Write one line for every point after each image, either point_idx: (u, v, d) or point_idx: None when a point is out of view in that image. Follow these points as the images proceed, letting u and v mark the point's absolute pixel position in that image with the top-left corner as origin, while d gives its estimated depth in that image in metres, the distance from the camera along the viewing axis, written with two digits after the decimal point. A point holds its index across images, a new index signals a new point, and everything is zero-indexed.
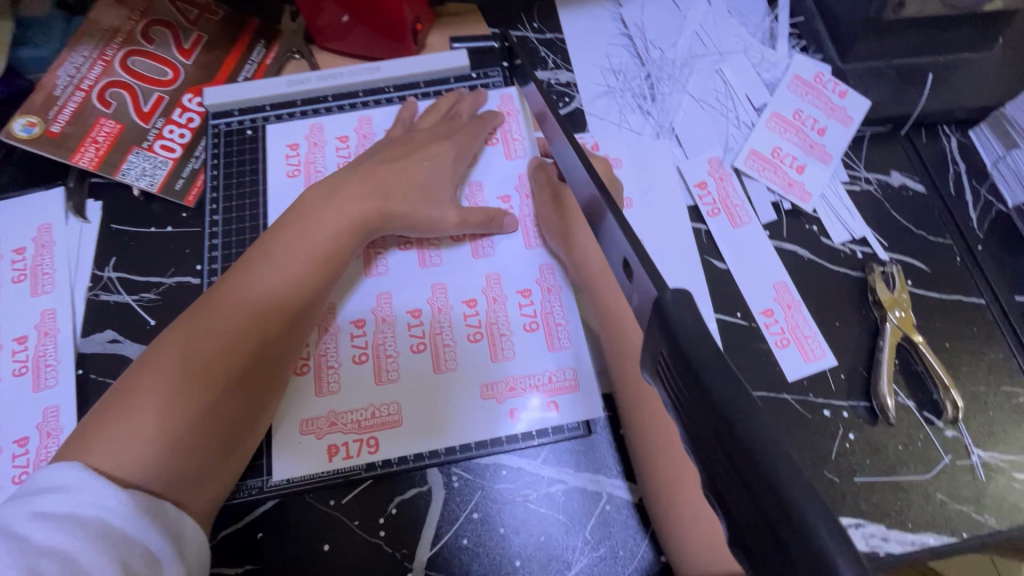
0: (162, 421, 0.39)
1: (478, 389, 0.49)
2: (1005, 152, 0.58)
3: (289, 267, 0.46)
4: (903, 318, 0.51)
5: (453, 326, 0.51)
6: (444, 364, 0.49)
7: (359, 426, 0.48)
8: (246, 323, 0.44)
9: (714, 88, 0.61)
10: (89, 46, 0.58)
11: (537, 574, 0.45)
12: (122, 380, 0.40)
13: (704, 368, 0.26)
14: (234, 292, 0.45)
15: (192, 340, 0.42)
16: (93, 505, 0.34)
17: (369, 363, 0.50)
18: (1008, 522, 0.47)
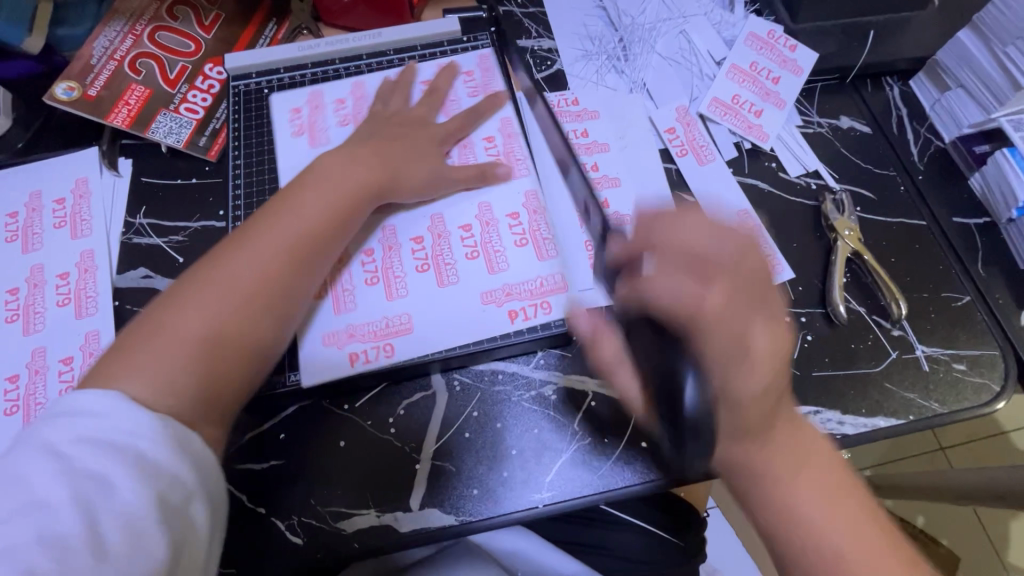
0: (168, 367, 0.42)
1: (479, 296, 0.55)
2: (939, 95, 0.65)
3: (281, 237, 0.48)
4: (852, 237, 0.58)
5: (458, 242, 0.57)
6: (449, 277, 0.55)
7: (376, 335, 0.53)
8: (244, 286, 0.45)
9: (680, 48, 0.68)
10: (121, 23, 0.65)
11: (532, 461, 0.50)
12: (130, 335, 0.43)
13: None
14: (229, 261, 0.46)
15: (192, 302, 0.44)
16: (123, 432, 0.37)
17: (380, 276, 0.55)
18: (950, 406, 0.52)
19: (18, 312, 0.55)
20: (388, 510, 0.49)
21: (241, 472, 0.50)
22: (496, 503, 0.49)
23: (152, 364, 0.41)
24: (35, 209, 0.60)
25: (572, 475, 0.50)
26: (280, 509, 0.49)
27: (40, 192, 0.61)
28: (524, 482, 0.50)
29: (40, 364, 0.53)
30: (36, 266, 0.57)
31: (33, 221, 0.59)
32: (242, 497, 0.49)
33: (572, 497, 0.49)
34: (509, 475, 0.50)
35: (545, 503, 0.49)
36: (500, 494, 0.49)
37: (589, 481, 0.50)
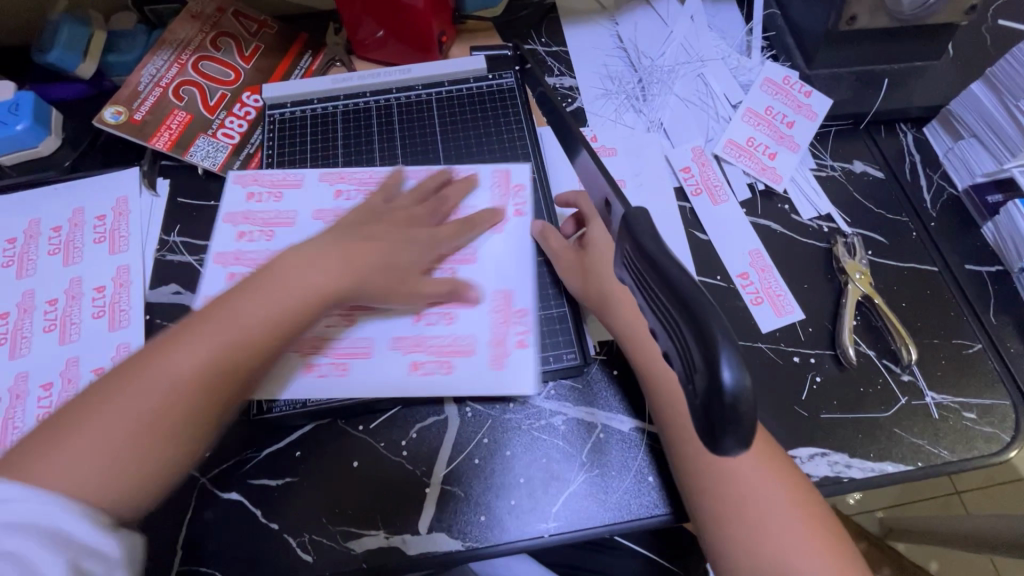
0: (96, 449, 0.38)
1: (455, 372, 0.51)
2: (953, 144, 0.66)
3: (249, 310, 0.43)
4: (863, 280, 0.58)
5: (435, 324, 0.53)
6: (425, 364, 0.52)
7: (440, 350, 0.52)
8: (196, 360, 0.41)
9: (697, 90, 0.70)
10: (168, 52, 0.69)
11: (539, 491, 0.51)
12: (70, 406, 0.40)
13: (653, 247, 0.29)
14: (195, 324, 0.43)
15: (145, 371, 0.40)
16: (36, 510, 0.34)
17: (351, 359, 0.52)
18: (960, 454, 0.52)
19: (56, 323, 0.58)
20: (397, 532, 0.50)
21: (257, 486, 0.52)
22: (503, 531, 0.50)
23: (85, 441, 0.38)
24: (77, 224, 0.63)
25: (578, 506, 0.51)
26: (292, 526, 0.50)
27: (83, 208, 0.64)
28: (531, 511, 0.50)
29: (73, 373, 0.56)
30: (75, 278, 0.61)
31: (74, 236, 0.63)
32: (257, 513, 0.51)
33: (577, 529, 0.50)
34: (516, 504, 0.51)
35: (551, 533, 0.50)
36: (506, 522, 0.50)
37: (595, 513, 0.50)
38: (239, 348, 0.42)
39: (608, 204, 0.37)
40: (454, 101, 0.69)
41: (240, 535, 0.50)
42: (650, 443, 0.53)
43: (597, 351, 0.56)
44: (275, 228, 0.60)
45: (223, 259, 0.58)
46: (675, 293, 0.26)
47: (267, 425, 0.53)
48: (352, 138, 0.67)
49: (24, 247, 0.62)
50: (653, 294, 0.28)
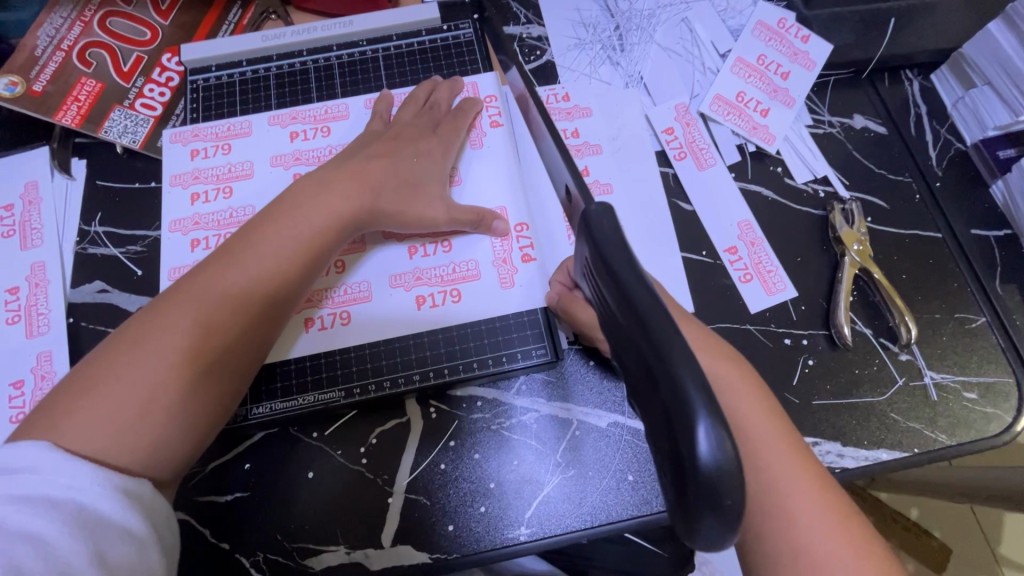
0: (123, 407, 0.38)
1: (447, 323, 0.51)
2: (963, 93, 0.59)
3: (271, 253, 0.45)
4: (861, 252, 0.53)
5: (429, 264, 0.53)
6: (419, 326, 0.51)
7: (443, 280, 0.52)
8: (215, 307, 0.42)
9: (680, 37, 0.62)
10: (68, 8, 0.59)
11: (512, 495, 0.47)
12: (94, 359, 0.40)
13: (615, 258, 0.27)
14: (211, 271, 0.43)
15: (169, 321, 0.41)
16: (61, 486, 0.33)
17: (347, 321, 0.51)
18: (958, 439, 0.49)
19: None
20: (359, 547, 0.46)
21: (204, 503, 0.47)
22: (473, 540, 0.46)
23: (115, 392, 0.38)
24: None
25: (553, 510, 0.47)
26: (245, 545, 0.46)
27: None
28: (503, 517, 0.47)
29: None
30: None
31: None
32: (205, 532, 0.47)
33: (552, 533, 0.47)
34: (487, 510, 0.47)
35: (525, 539, 0.46)
36: (476, 530, 0.46)
37: (571, 517, 0.47)
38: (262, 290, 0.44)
39: (568, 195, 0.33)
40: (406, 58, 0.61)
41: (189, 556, 0.46)
42: (628, 439, 0.49)
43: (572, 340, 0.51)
44: (233, 183, 0.55)
45: (180, 226, 0.54)
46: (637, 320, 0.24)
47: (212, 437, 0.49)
48: (289, 101, 0.59)
49: None
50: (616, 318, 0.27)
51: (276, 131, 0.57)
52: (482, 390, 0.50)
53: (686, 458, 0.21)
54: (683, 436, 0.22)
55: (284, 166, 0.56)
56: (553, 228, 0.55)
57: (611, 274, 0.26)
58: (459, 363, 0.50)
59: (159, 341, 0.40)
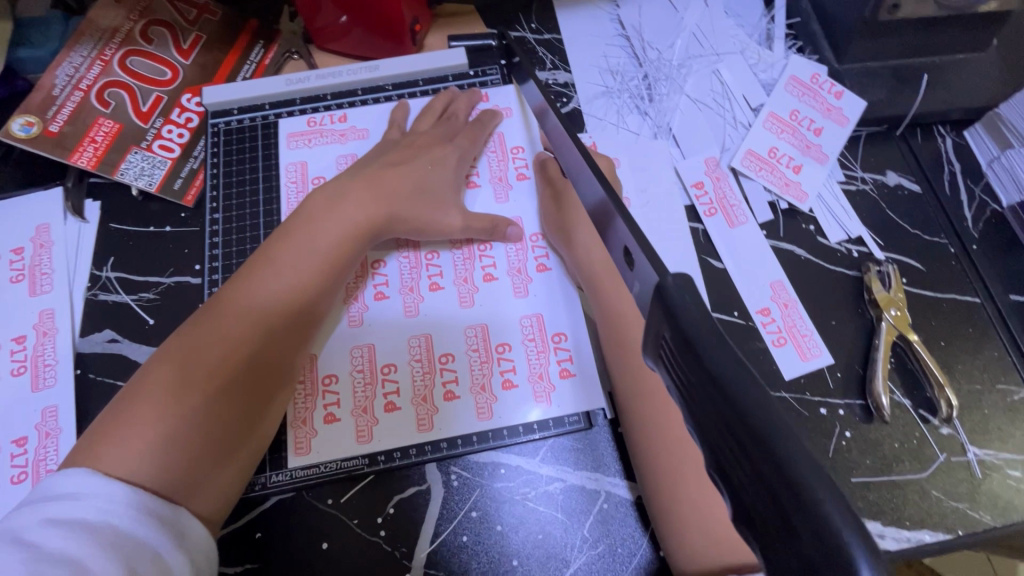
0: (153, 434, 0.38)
1: (529, 369, 0.49)
2: (999, 153, 0.58)
3: (308, 257, 0.47)
4: (899, 317, 0.52)
5: (517, 270, 0.53)
6: (499, 380, 0.49)
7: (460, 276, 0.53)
8: (240, 335, 0.43)
9: (711, 88, 0.61)
10: (88, 46, 0.58)
11: (536, 572, 0.45)
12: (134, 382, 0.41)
13: (695, 336, 0.24)
14: (219, 307, 0.44)
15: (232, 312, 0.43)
16: (99, 510, 0.34)
17: (374, 401, 0.48)
18: (1003, 520, 0.47)
19: None
20: None
21: None
22: None
23: (141, 428, 0.38)
24: None
25: None
26: None
27: None
28: None
29: None
30: None
31: None
32: None
33: None
34: None
35: None
36: None
37: None
38: (268, 321, 0.44)
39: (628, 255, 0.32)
40: None
41: None
42: None
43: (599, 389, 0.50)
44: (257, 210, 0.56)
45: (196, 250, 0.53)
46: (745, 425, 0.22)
47: None
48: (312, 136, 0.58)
49: None
50: (701, 409, 0.24)
51: (298, 151, 0.58)
52: (551, 409, 0.48)
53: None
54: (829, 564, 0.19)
55: (297, 185, 0.56)
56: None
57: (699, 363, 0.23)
58: (523, 402, 0.49)
59: (184, 371, 0.40)
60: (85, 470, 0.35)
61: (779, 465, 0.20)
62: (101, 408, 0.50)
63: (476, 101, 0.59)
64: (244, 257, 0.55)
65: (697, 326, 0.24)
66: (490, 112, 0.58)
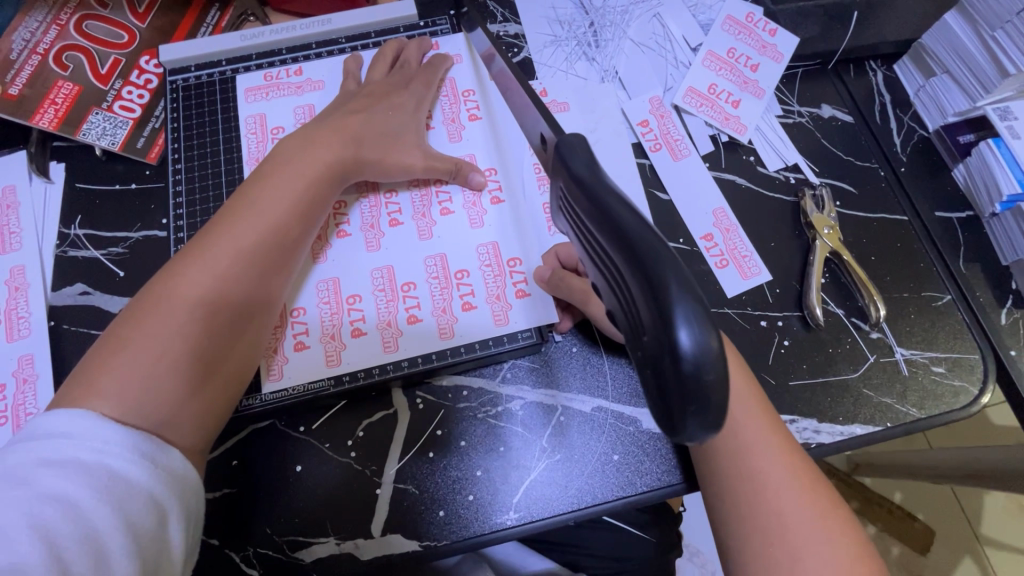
0: (147, 370, 0.39)
1: (488, 291, 0.52)
2: (924, 82, 0.61)
3: (282, 198, 0.47)
4: (832, 235, 0.55)
5: (472, 203, 0.55)
6: (459, 302, 0.52)
7: (418, 214, 0.55)
8: (224, 274, 0.44)
9: (653, 33, 0.64)
10: (43, 11, 0.59)
11: (499, 481, 0.48)
12: (121, 318, 0.41)
13: (585, 174, 0.27)
14: (201, 250, 0.44)
15: (209, 252, 0.44)
16: (92, 452, 0.35)
17: (342, 328, 0.51)
18: (928, 411, 0.51)
19: None
20: (349, 538, 0.47)
21: None
22: (463, 526, 0.47)
23: (134, 365, 0.39)
24: None
25: (540, 494, 0.48)
26: (234, 540, 0.47)
27: None
28: (491, 504, 0.48)
29: None
30: None
31: None
32: None
33: (540, 518, 0.47)
34: (475, 497, 0.48)
35: (513, 523, 0.47)
36: (467, 517, 0.47)
37: (558, 500, 0.48)
38: (248, 259, 0.45)
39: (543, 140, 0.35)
40: None
41: None
42: (612, 422, 0.50)
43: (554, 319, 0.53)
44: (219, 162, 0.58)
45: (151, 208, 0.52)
46: (618, 238, 0.24)
47: None
48: (269, 89, 0.60)
49: None
50: (589, 237, 0.27)
51: (256, 104, 0.59)
52: (509, 326, 0.51)
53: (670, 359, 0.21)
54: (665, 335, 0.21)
55: (257, 136, 0.58)
56: (522, 177, 0.57)
57: (590, 198, 0.26)
58: (484, 321, 0.51)
59: (168, 308, 0.41)
60: (80, 410, 0.36)
61: (642, 257, 0.23)
62: (76, 356, 0.52)
63: (427, 48, 0.61)
64: (208, 207, 0.56)
65: (583, 165, 0.28)
66: (441, 56, 0.60)
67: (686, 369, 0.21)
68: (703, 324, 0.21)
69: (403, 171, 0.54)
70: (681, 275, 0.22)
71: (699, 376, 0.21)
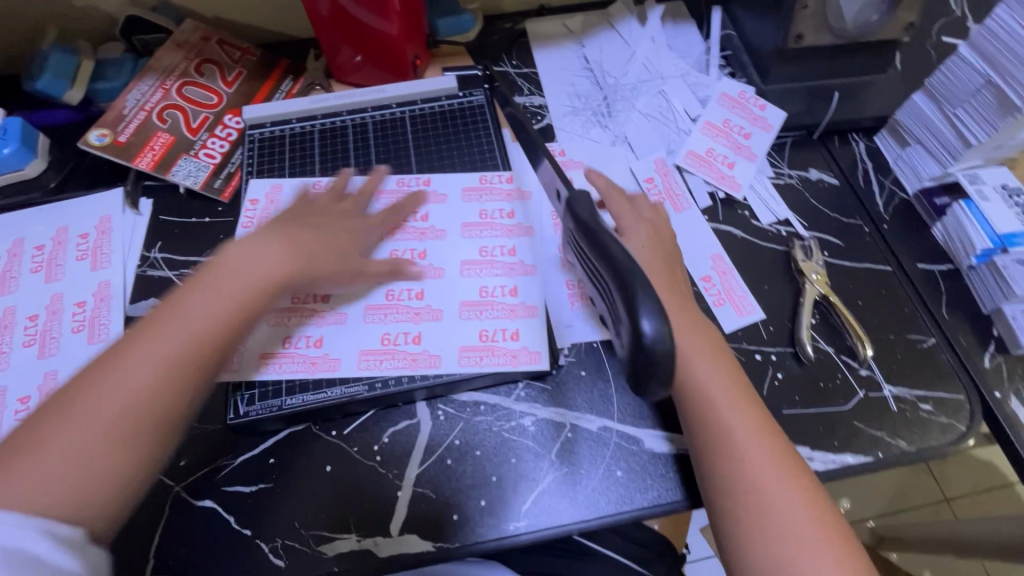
0: (88, 432, 0.41)
1: (510, 310, 0.58)
2: (901, 151, 0.69)
3: (243, 274, 0.51)
4: (819, 280, 0.61)
5: (499, 236, 0.63)
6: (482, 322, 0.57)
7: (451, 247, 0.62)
8: (174, 345, 0.46)
9: (659, 106, 0.74)
10: (153, 78, 0.72)
11: (511, 490, 0.52)
12: (81, 376, 0.44)
13: (584, 222, 0.41)
14: (164, 318, 0.47)
15: (171, 320, 0.47)
16: (10, 531, 0.35)
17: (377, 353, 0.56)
18: (918, 445, 0.54)
19: (36, 337, 0.59)
20: (368, 535, 0.50)
21: (230, 493, 0.52)
22: (474, 531, 0.50)
23: (79, 428, 0.41)
24: (60, 242, 0.65)
25: (548, 505, 0.51)
26: (265, 531, 0.51)
27: (67, 227, 0.66)
28: (502, 511, 0.51)
29: (51, 386, 0.57)
30: (56, 294, 0.62)
31: (57, 253, 0.64)
32: (230, 519, 0.51)
33: (547, 527, 0.51)
34: (487, 504, 0.51)
35: (522, 531, 0.51)
36: (478, 522, 0.51)
37: (565, 511, 0.51)
38: (203, 333, 0.47)
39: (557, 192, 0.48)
40: (427, 119, 0.72)
41: (213, 542, 0.50)
42: (618, 440, 0.54)
43: (566, 354, 0.58)
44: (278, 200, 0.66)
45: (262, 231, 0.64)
46: (605, 258, 0.38)
47: (242, 429, 0.54)
48: (329, 151, 0.70)
49: (7, 265, 0.63)
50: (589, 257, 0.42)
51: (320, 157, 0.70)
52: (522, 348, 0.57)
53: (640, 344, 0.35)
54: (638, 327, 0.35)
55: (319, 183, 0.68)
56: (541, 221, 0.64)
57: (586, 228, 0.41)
58: (505, 337, 0.57)
59: (119, 373, 0.44)
60: (7, 493, 0.37)
61: (622, 278, 0.37)
62: None
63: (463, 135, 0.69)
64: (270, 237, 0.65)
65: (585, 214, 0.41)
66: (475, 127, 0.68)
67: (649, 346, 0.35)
68: (662, 323, 0.35)
69: None
70: (646, 292, 0.35)
71: (657, 353, 0.35)
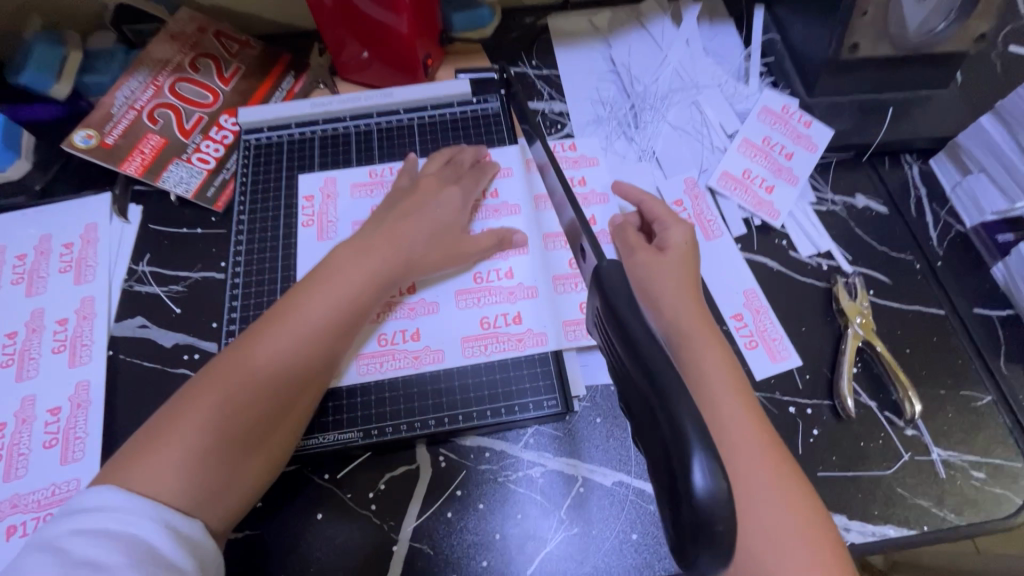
0: (174, 473, 0.40)
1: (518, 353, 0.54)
2: (961, 178, 0.62)
3: (322, 304, 0.48)
4: (864, 325, 0.55)
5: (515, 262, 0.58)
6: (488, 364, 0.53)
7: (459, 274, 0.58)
8: (257, 381, 0.45)
9: (691, 119, 0.67)
10: (144, 73, 0.67)
11: (515, 550, 0.48)
12: (162, 413, 0.43)
13: (618, 305, 0.34)
14: (242, 355, 0.45)
15: (249, 358, 0.45)
16: (120, 522, 0.37)
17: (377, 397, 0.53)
18: (968, 519, 0.49)
19: (14, 357, 0.55)
20: None
21: None
22: None
23: (163, 465, 0.40)
24: (43, 252, 0.61)
25: (555, 569, 0.47)
26: None
27: (51, 235, 0.62)
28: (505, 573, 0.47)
29: (28, 413, 0.53)
30: (36, 310, 0.58)
31: (39, 265, 0.60)
32: None
33: None
34: (489, 564, 0.47)
35: None
36: None
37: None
38: (285, 371, 0.46)
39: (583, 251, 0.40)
40: (438, 128, 0.67)
41: None
42: (634, 499, 0.49)
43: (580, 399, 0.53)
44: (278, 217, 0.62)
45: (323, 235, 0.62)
46: (640, 362, 0.30)
47: None
48: (330, 160, 0.65)
49: None
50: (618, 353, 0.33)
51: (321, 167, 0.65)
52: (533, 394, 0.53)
53: (684, 490, 0.27)
54: (681, 471, 0.27)
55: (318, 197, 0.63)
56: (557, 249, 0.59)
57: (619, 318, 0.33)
58: (511, 386, 0.53)
59: (199, 412, 0.42)
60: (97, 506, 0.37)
61: (661, 395, 0.28)
62: (128, 386, 0.56)
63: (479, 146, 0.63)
64: (264, 255, 0.61)
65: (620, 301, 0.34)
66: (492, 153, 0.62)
67: (699, 500, 0.26)
68: (716, 472, 0.26)
69: (448, 237, 0.57)
70: (696, 423, 0.27)
71: (708, 509, 0.26)
